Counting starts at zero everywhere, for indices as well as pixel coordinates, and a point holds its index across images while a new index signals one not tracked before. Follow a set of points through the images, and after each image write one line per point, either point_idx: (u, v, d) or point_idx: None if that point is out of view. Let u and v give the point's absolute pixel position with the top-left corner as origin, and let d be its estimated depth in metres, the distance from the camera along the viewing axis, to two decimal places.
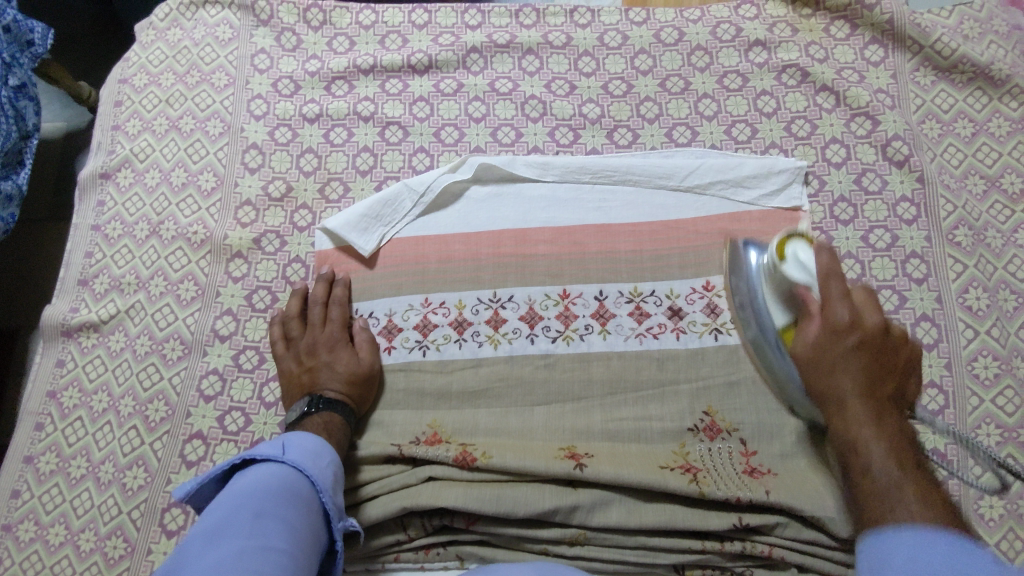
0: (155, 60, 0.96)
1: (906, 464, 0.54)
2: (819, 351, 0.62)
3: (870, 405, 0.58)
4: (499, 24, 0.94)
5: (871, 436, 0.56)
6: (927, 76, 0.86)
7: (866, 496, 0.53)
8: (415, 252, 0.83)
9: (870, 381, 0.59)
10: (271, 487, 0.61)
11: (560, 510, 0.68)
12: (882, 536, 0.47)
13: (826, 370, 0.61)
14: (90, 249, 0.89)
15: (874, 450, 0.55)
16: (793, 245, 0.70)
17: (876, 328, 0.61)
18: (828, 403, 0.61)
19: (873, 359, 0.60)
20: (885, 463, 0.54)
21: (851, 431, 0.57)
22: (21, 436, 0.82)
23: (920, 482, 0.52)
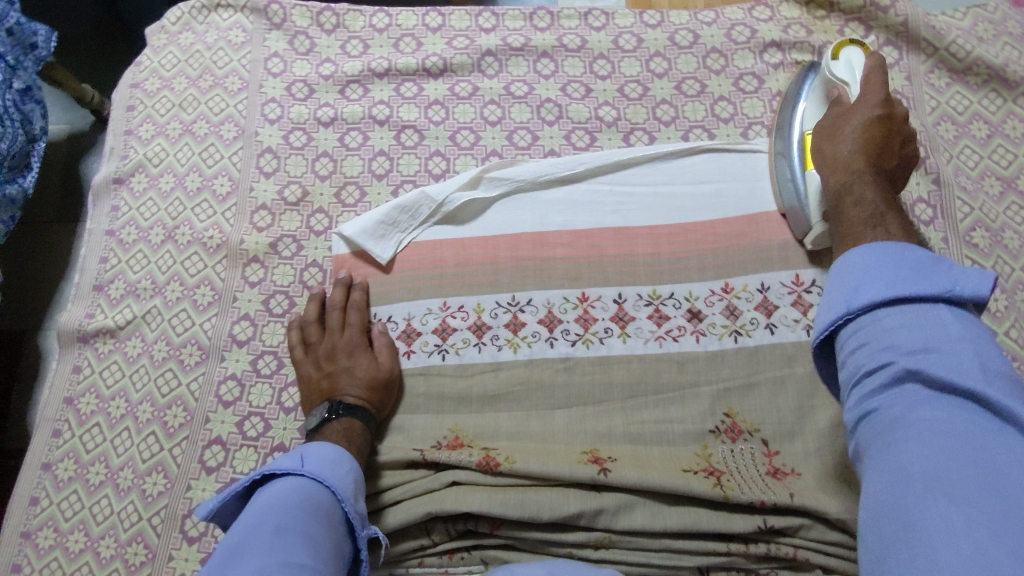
0: (167, 64, 0.96)
1: (890, 206, 0.62)
2: (841, 120, 0.70)
3: (871, 164, 0.66)
4: (514, 28, 0.94)
5: (866, 188, 0.64)
6: (942, 78, 0.87)
7: (851, 224, 0.62)
8: (433, 257, 0.83)
9: (877, 145, 0.66)
10: (291, 500, 0.61)
11: (584, 514, 0.68)
12: (867, 250, 0.55)
13: (841, 134, 0.69)
14: (105, 254, 0.88)
15: (869, 191, 0.63)
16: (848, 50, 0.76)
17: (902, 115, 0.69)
18: (832, 160, 0.68)
19: (887, 133, 0.67)
20: (872, 198, 0.63)
21: (845, 177, 0.66)
22: (38, 443, 0.81)
23: (900, 221, 0.61)
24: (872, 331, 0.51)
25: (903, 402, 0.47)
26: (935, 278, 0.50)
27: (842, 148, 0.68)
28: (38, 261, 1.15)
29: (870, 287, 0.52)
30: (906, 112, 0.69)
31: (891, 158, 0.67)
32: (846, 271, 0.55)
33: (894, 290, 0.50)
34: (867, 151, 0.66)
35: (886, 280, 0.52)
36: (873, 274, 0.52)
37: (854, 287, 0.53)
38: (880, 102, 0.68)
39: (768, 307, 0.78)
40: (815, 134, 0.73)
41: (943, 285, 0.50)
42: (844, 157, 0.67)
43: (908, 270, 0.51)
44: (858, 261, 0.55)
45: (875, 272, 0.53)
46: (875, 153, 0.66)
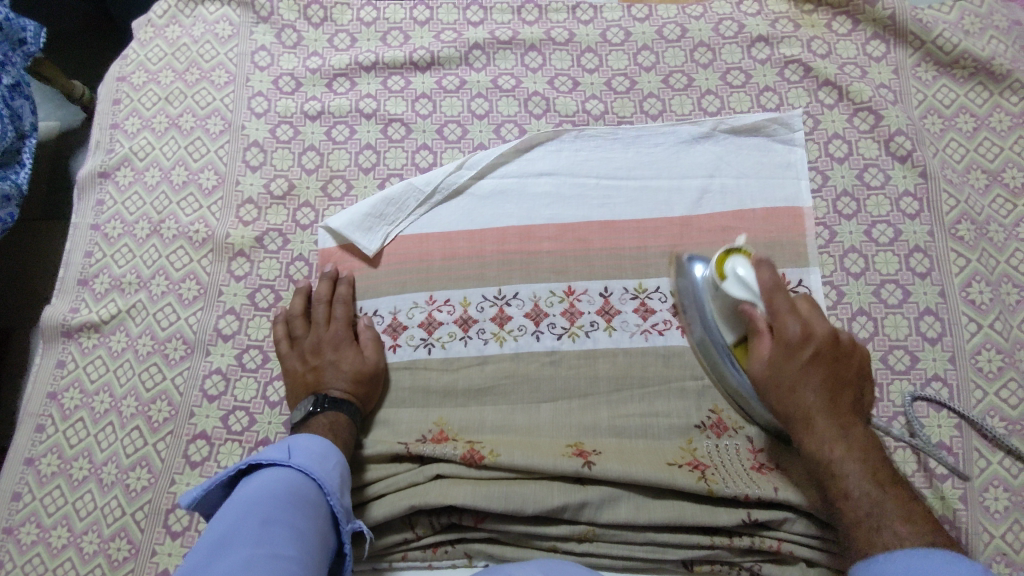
0: (154, 58, 0.96)
1: (880, 478, 0.60)
2: (778, 369, 0.65)
3: (830, 418, 0.63)
4: (502, 21, 0.94)
5: (842, 456, 0.61)
6: (929, 71, 0.86)
7: (852, 521, 0.59)
8: (419, 250, 0.83)
9: (832, 389, 0.64)
10: (277, 493, 0.60)
11: (569, 507, 0.68)
12: (875, 558, 0.53)
13: (787, 391, 0.65)
14: (90, 248, 0.88)
15: (850, 470, 0.60)
16: (731, 261, 0.69)
17: (827, 338, 0.65)
18: (795, 422, 0.64)
19: (828, 370, 0.64)
20: (859, 485, 0.59)
21: (825, 449, 0.62)
22: (21, 438, 0.81)
23: (898, 499, 0.58)
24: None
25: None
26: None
27: (804, 404, 0.64)
28: (24, 256, 1.14)
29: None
30: (830, 333, 0.65)
31: (848, 391, 0.64)
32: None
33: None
34: (827, 405, 0.63)
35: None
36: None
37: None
38: (804, 340, 0.64)
39: None
40: (761, 383, 0.66)
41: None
42: (810, 416, 0.63)
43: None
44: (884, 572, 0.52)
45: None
46: (834, 400, 0.63)
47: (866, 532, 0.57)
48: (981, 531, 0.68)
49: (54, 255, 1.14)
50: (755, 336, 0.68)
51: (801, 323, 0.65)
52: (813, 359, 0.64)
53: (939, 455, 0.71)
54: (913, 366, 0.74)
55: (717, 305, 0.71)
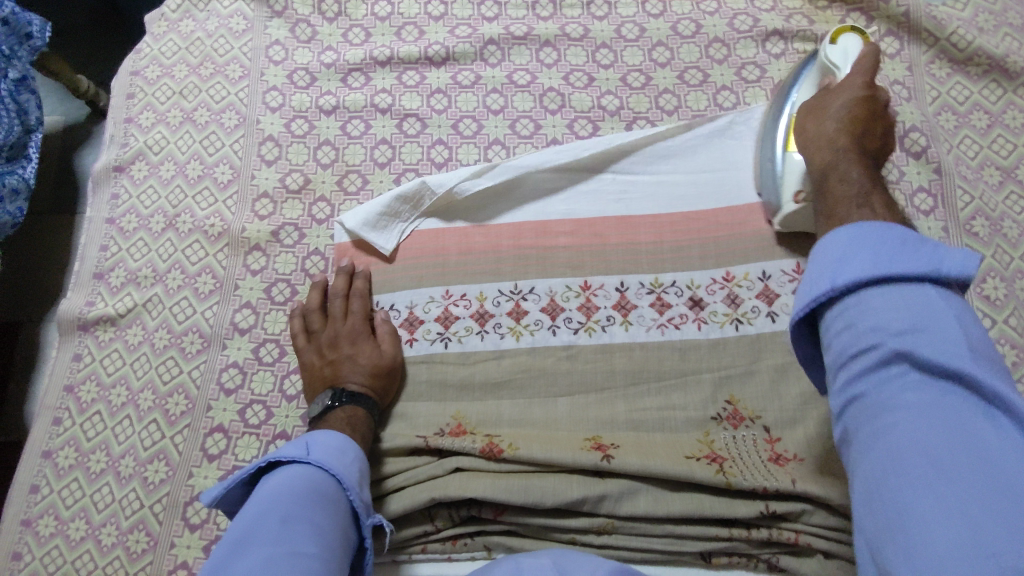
0: (167, 52, 0.96)
1: (870, 193, 0.57)
2: (824, 100, 0.68)
3: (852, 141, 0.62)
4: (516, 16, 0.94)
5: (849, 164, 0.60)
6: (943, 68, 0.87)
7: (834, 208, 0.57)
8: (435, 245, 0.83)
9: (863, 123, 0.64)
10: (297, 489, 0.61)
11: (588, 500, 0.68)
12: (857, 225, 0.48)
13: (822, 117, 0.66)
14: (105, 242, 0.88)
15: (852, 175, 0.59)
16: (846, 36, 0.76)
17: (884, 99, 0.66)
18: (809, 145, 0.65)
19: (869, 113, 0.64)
20: (858, 184, 0.58)
21: (832, 158, 0.61)
22: (39, 431, 0.81)
23: (882, 209, 0.56)
24: (858, 313, 0.45)
25: (885, 381, 0.43)
26: (917, 257, 0.45)
27: (826, 126, 0.65)
28: (31, 250, 1.14)
29: (852, 265, 0.46)
30: (887, 97, 0.66)
31: (878, 138, 0.64)
32: (825, 251, 0.49)
33: (873, 265, 0.45)
34: (853, 134, 0.63)
35: (876, 254, 0.46)
36: (839, 245, 0.48)
37: (817, 264, 0.49)
38: (863, 84, 0.66)
39: (769, 295, 0.79)
40: (801, 110, 0.69)
41: (932, 265, 0.45)
42: (834, 135, 0.63)
43: (907, 244, 0.46)
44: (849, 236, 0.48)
45: (851, 239, 0.48)
46: (860, 133, 0.63)
47: (850, 216, 0.55)
48: None
49: (62, 249, 1.14)
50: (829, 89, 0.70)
51: (869, 79, 0.67)
52: (865, 99, 0.65)
53: None
54: None
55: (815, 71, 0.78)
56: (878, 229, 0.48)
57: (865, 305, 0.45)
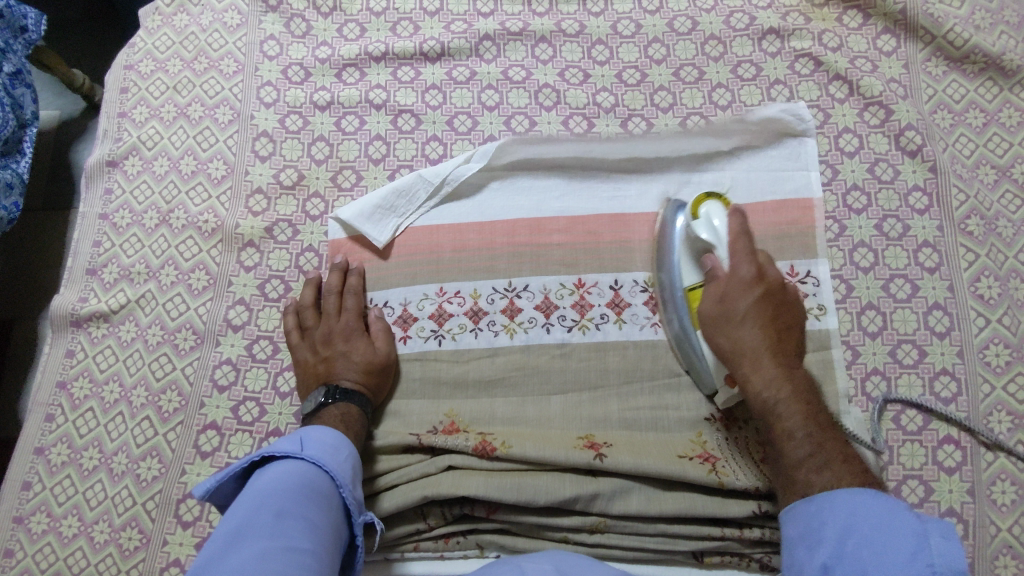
0: (161, 47, 0.95)
1: (821, 428, 0.61)
2: (728, 307, 0.67)
3: (777, 358, 0.65)
4: (512, 12, 0.94)
5: (785, 394, 0.63)
6: (939, 66, 0.86)
7: (792, 462, 0.60)
8: (429, 242, 0.83)
9: (774, 329, 0.66)
10: (290, 485, 0.61)
11: (580, 498, 0.68)
12: (806, 501, 0.57)
13: (732, 326, 0.67)
14: (98, 237, 0.88)
15: (792, 409, 0.62)
16: (707, 205, 0.72)
17: (775, 282, 0.67)
18: (741, 360, 0.66)
19: (772, 313, 0.66)
20: (801, 428, 0.61)
21: (767, 392, 0.63)
22: (31, 428, 0.81)
23: (835, 447, 0.60)
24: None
25: None
26: (909, 555, 0.48)
27: (746, 340, 0.66)
28: (24, 247, 1.13)
29: (839, 562, 0.51)
30: (778, 279, 0.67)
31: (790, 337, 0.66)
32: (814, 533, 0.55)
33: (859, 567, 0.50)
34: (771, 346, 0.65)
35: (861, 546, 0.51)
36: (829, 529, 0.54)
37: (808, 546, 0.55)
38: (756, 278, 0.67)
39: None
40: (708, 319, 0.69)
41: (924, 563, 0.47)
42: (756, 353, 0.65)
43: (894, 534, 0.50)
44: (824, 518, 0.55)
45: (837, 525, 0.53)
46: (776, 340, 0.66)
47: (803, 474, 0.59)
48: (987, 523, 0.70)
49: (55, 245, 1.14)
50: (713, 284, 0.70)
51: (756, 267, 0.67)
52: (761, 297, 0.66)
53: (947, 448, 0.72)
54: (921, 360, 0.75)
55: (688, 243, 0.74)
56: (861, 511, 0.53)
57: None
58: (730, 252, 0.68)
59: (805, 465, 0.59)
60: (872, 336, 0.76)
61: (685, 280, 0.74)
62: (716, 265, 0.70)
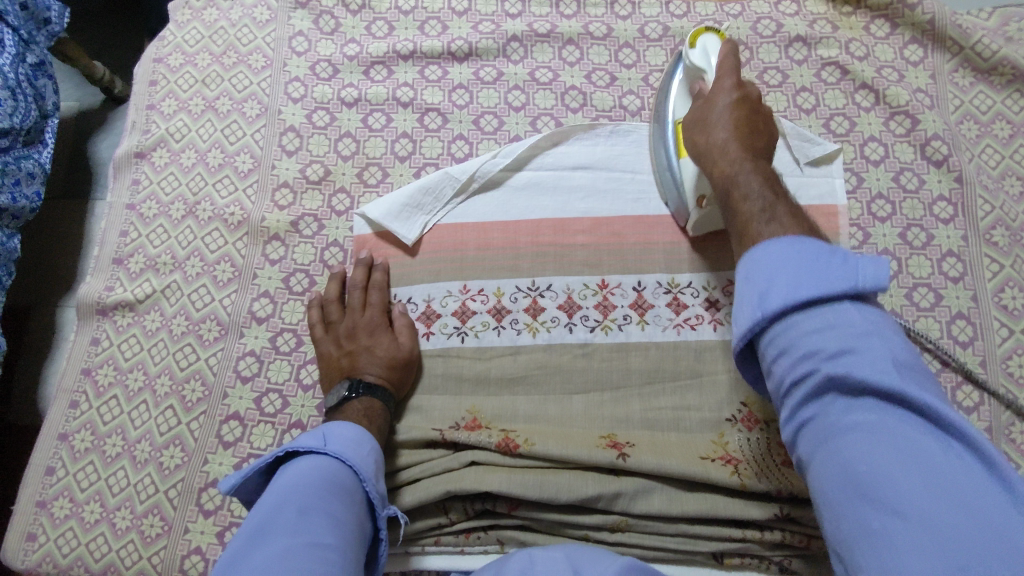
0: (191, 40, 0.96)
1: (776, 193, 0.60)
2: (707, 109, 0.69)
3: (746, 146, 0.64)
4: (540, 14, 0.94)
5: (749, 173, 0.62)
6: (966, 77, 0.87)
7: (744, 219, 0.59)
8: (454, 239, 0.84)
9: (746, 127, 0.65)
10: (314, 481, 0.61)
11: (602, 497, 0.69)
12: (763, 247, 0.54)
13: (708, 125, 0.68)
14: (125, 227, 0.89)
15: (753, 183, 0.61)
16: (703, 38, 0.76)
17: (756, 94, 0.69)
18: (710, 155, 0.66)
19: (748, 115, 0.66)
20: (760, 192, 0.60)
21: (731, 172, 0.63)
22: (55, 414, 0.82)
23: (787, 206, 0.58)
24: (788, 336, 0.50)
25: (829, 406, 0.47)
26: (836, 274, 0.49)
27: (716, 136, 0.66)
28: (39, 238, 1.13)
29: (775, 291, 0.50)
30: (759, 92, 0.69)
31: (762, 138, 0.65)
32: (754, 272, 0.53)
33: (791, 289, 0.50)
34: (739, 137, 0.64)
35: (797, 280, 0.50)
36: (767, 266, 0.52)
37: (749, 285, 0.53)
38: (737, 85, 0.68)
39: None
40: (688, 125, 0.71)
41: (846, 282, 0.49)
42: (723, 144, 0.65)
43: (820, 258, 0.50)
44: (766, 259, 0.53)
45: (776, 261, 0.52)
46: (746, 136, 0.65)
47: (756, 226, 0.57)
48: None
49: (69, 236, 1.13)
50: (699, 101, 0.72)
51: (737, 78, 0.69)
52: (740, 100, 0.67)
53: None
54: (945, 369, 0.75)
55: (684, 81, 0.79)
56: (806, 247, 0.52)
57: (792, 328, 0.50)
58: (717, 70, 0.71)
59: (755, 219, 0.58)
60: None
61: (677, 114, 0.79)
62: (703, 88, 0.74)
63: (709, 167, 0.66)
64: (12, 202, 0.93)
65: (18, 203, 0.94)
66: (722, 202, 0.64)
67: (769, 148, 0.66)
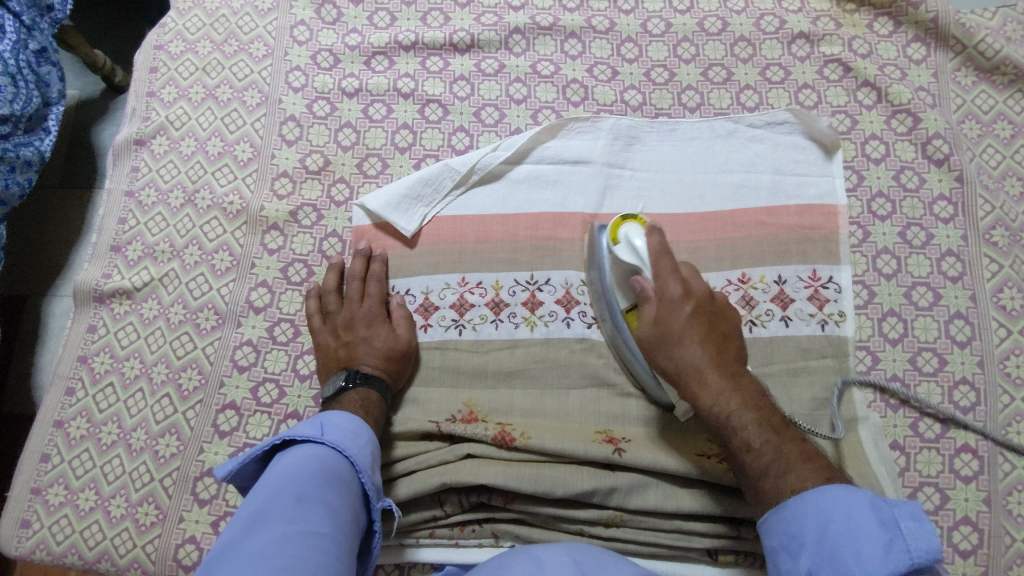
0: (192, 28, 0.95)
1: (777, 427, 0.61)
2: (666, 328, 0.64)
3: (723, 371, 0.62)
4: (543, 6, 0.94)
5: (740, 408, 0.61)
6: (968, 76, 0.86)
7: (757, 470, 0.60)
8: (453, 232, 0.83)
9: (717, 342, 0.64)
10: (310, 470, 0.61)
11: (598, 491, 0.69)
12: (784, 508, 0.56)
13: (674, 346, 0.64)
14: (123, 215, 0.88)
15: (748, 420, 0.61)
16: (624, 228, 0.71)
17: (704, 293, 0.65)
18: (687, 380, 0.63)
19: (708, 327, 0.64)
20: (761, 437, 0.60)
21: (722, 412, 0.61)
22: (51, 401, 0.82)
23: (792, 443, 0.60)
24: None
25: None
26: (884, 547, 0.50)
27: (690, 360, 0.63)
28: (34, 227, 1.12)
29: (824, 567, 0.52)
30: (706, 288, 0.66)
31: (730, 346, 0.64)
32: (796, 543, 0.54)
33: (840, 567, 0.51)
34: (715, 362, 0.63)
35: (847, 553, 0.51)
36: (808, 531, 0.54)
37: (795, 558, 0.55)
38: (686, 296, 0.64)
39: (784, 299, 0.78)
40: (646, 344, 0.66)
41: (899, 553, 0.49)
42: (701, 371, 0.63)
43: (871, 525, 0.51)
44: (801, 522, 0.55)
45: (817, 530, 0.53)
46: (720, 355, 0.63)
47: (773, 480, 0.59)
48: (1002, 533, 0.70)
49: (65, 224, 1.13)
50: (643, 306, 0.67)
51: (682, 283, 0.65)
52: (694, 313, 0.64)
53: (963, 456, 0.72)
54: (941, 368, 0.75)
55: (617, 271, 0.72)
56: (842, 504, 0.53)
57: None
58: (657, 272, 0.67)
59: (771, 472, 0.59)
60: (892, 342, 0.77)
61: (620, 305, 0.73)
62: (642, 285, 0.67)
63: (687, 392, 0.64)
64: (4, 188, 0.93)
65: (10, 190, 0.94)
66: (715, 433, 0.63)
67: (739, 352, 0.65)
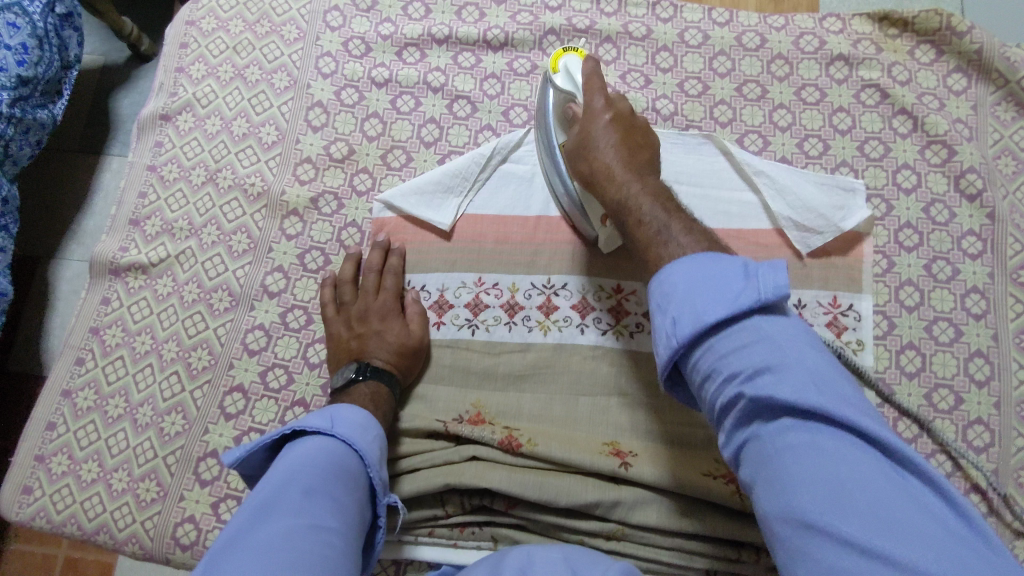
0: (225, 6, 0.95)
1: (672, 209, 0.58)
2: (586, 134, 0.65)
3: (630, 166, 0.61)
4: (580, 9, 0.92)
5: (639, 195, 0.59)
6: (1008, 111, 0.85)
7: (647, 248, 0.56)
8: (472, 230, 0.83)
9: (630, 144, 0.63)
10: (320, 462, 0.60)
11: (601, 504, 0.68)
12: (661, 272, 0.52)
13: (590, 150, 0.64)
14: (144, 189, 0.88)
15: (646, 206, 0.58)
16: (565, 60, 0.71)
17: (627, 109, 0.65)
18: (599, 179, 0.63)
19: (624, 131, 0.63)
20: (656, 216, 0.57)
21: (623, 199, 0.60)
22: (61, 369, 0.82)
23: (685, 223, 0.56)
24: (710, 357, 0.47)
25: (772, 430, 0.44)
26: (740, 291, 0.47)
27: (603, 160, 0.62)
28: (50, 189, 1.13)
29: (683, 316, 0.48)
30: (629, 105, 0.65)
31: (645, 152, 0.63)
32: (664, 299, 0.50)
33: (698, 309, 0.48)
34: (625, 160, 0.61)
35: (705, 299, 0.48)
36: (675, 289, 0.50)
37: (660, 314, 0.50)
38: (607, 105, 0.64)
39: None
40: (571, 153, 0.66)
41: (753, 295, 0.47)
42: (610, 169, 0.61)
43: (730, 273, 0.48)
44: (669, 281, 0.51)
45: (684, 284, 0.49)
46: (631, 155, 0.62)
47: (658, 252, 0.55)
48: None
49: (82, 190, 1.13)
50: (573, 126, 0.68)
51: (605, 96, 0.65)
52: (613, 121, 0.64)
53: (972, 497, 0.72)
54: (957, 407, 0.74)
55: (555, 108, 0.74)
56: (708, 261, 0.50)
57: (708, 349, 0.47)
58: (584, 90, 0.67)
59: (657, 242, 0.55)
60: (909, 376, 0.76)
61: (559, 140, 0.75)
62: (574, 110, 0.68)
63: (601, 192, 0.62)
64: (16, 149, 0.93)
65: (24, 150, 0.95)
66: (622, 227, 0.61)
67: (654, 161, 0.63)
